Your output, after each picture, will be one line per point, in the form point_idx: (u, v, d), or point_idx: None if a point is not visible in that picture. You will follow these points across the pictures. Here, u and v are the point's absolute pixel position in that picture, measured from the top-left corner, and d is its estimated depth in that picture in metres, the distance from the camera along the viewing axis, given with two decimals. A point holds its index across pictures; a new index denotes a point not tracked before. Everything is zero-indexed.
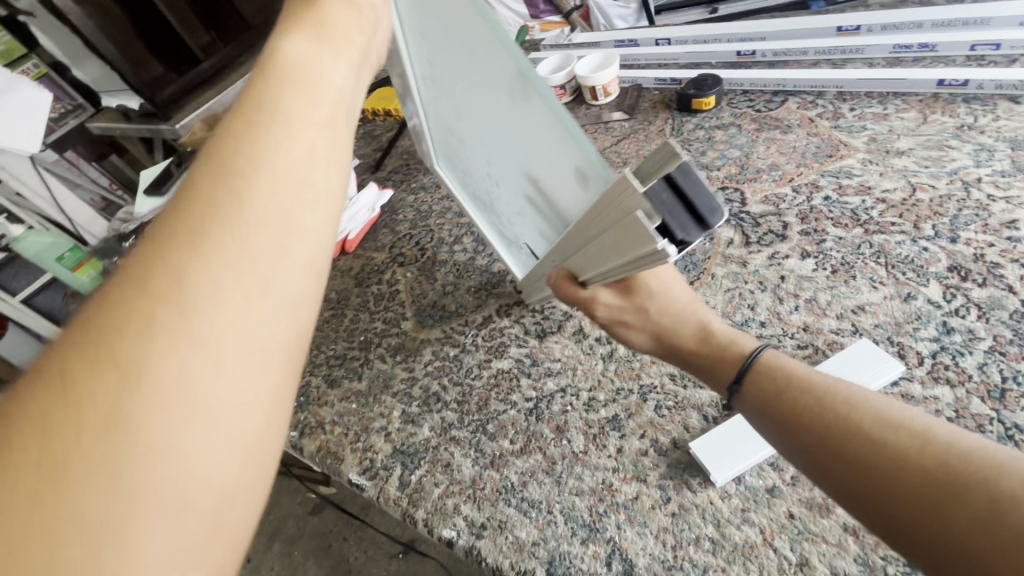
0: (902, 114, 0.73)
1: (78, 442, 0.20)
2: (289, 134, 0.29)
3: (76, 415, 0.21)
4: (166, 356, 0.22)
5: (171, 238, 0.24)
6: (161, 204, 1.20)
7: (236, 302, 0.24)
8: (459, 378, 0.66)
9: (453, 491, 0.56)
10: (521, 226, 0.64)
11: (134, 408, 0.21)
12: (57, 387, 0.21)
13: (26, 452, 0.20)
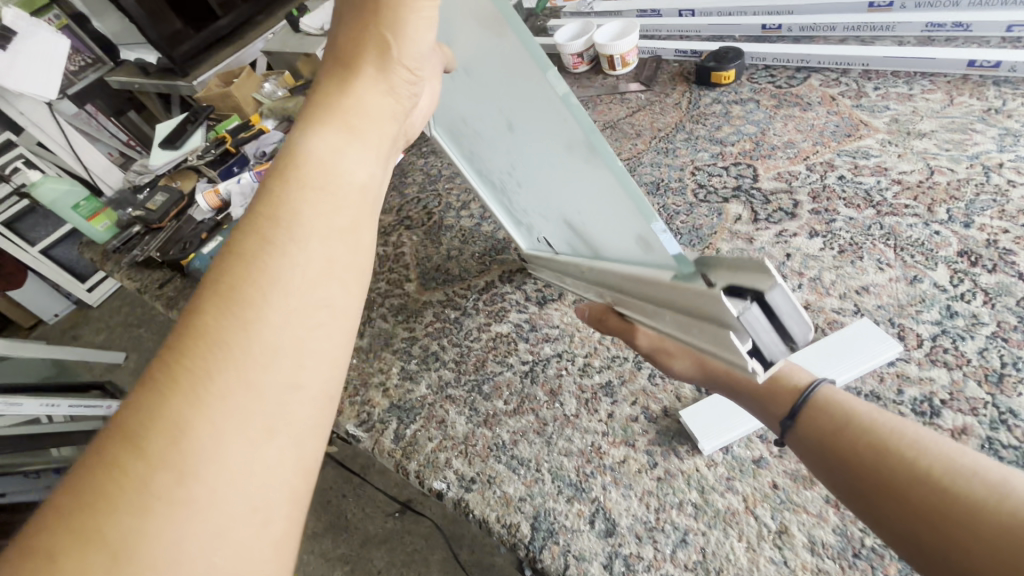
0: (927, 95, 0.70)
1: (168, 442, 0.23)
2: (348, 151, 0.31)
3: (139, 461, 0.23)
4: (220, 408, 0.24)
5: (243, 258, 0.27)
6: (175, 158, 1.21)
7: (297, 315, 0.27)
8: (458, 340, 0.67)
9: (446, 446, 0.57)
10: (540, 224, 0.61)
11: (189, 460, 0.23)
12: (124, 439, 0.23)
13: (97, 495, 0.22)
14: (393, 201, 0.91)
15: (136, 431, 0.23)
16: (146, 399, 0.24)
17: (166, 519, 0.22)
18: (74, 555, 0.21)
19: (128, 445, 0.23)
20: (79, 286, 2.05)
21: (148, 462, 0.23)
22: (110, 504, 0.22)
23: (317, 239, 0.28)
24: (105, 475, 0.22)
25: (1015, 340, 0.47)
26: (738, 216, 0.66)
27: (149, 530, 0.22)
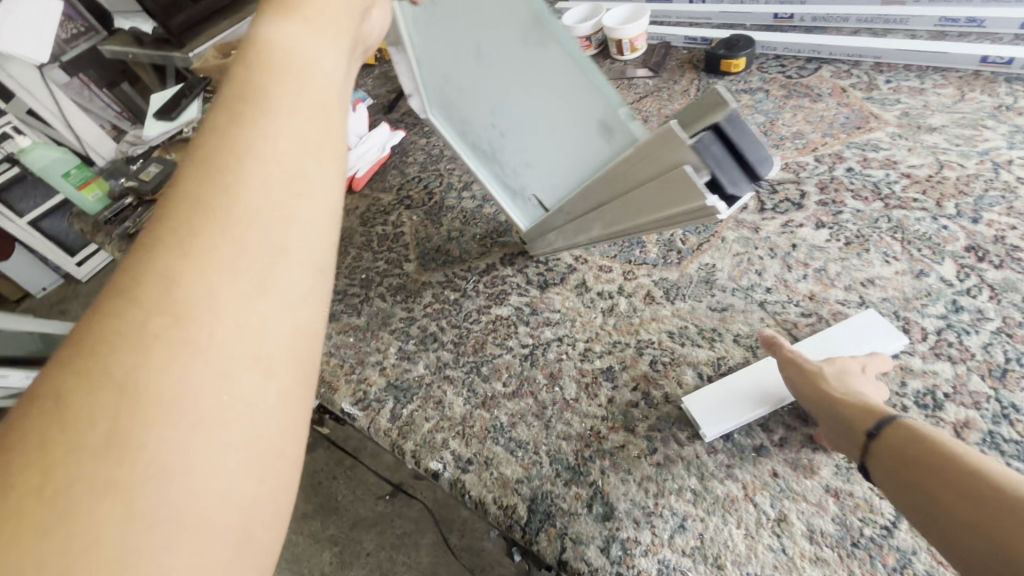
0: (938, 90, 0.70)
1: (156, 295, 0.21)
2: (311, 30, 0.28)
3: (109, 371, 0.19)
4: (200, 293, 0.21)
5: (218, 130, 0.24)
6: (170, 129, 1.18)
7: (284, 176, 0.24)
8: (457, 321, 0.66)
9: (443, 426, 0.57)
10: (535, 172, 0.62)
11: (165, 356, 0.20)
12: (85, 351, 0.20)
13: (57, 424, 0.18)
14: (394, 180, 0.89)
15: (125, 287, 0.21)
16: (131, 262, 0.22)
17: (164, 365, 0.20)
18: (68, 407, 0.19)
19: (114, 307, 0.20)
20: (68, 259, 2.01)
21: (139, 313, 0.20)
22: (107, 349, 0.20)
23: (293, 107, 0.26)
24: (93, 336, 0.20)
25: (1019, 336, 0.47)
26: (745, 205, 0.65)
27: (147, 377, 0.19)
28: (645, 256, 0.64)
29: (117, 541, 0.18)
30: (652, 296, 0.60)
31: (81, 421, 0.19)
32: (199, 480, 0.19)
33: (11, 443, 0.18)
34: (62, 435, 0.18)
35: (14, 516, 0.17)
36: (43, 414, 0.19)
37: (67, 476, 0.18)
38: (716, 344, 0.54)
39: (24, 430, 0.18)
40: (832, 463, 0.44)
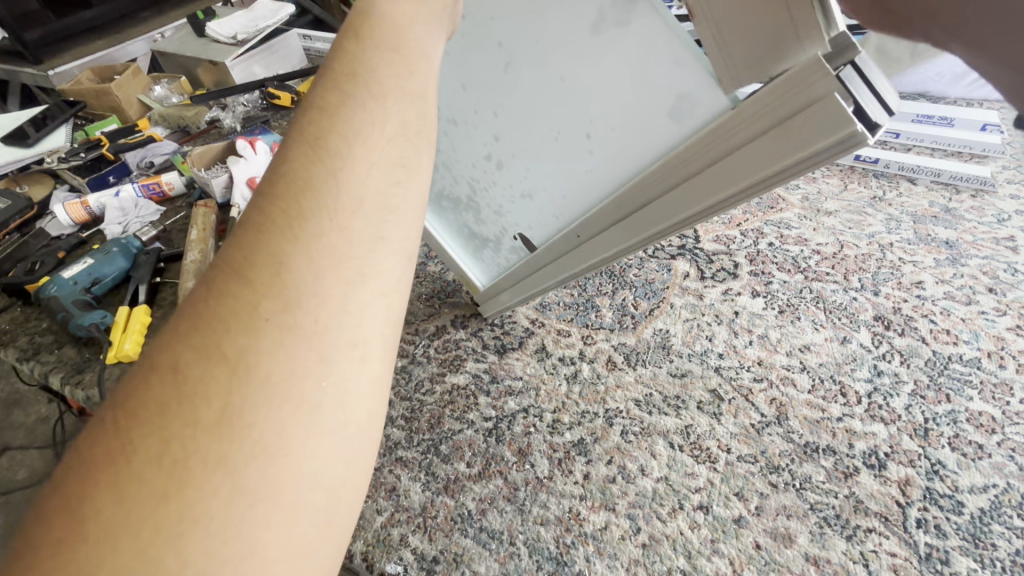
0: (825, 179, 0.82)
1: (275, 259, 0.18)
2: (421, 19, 0.27)
3: (221, 336, 0.17)
4: (306, 266, 0.18)
5: (319, 102, 0.22)
6: (22, 157, 0.98)
7: (383, 161, 0.21)
8: (407, 393, 0.59)
9: (400, 519, 0.49)
10: (519, 212, 0.53)
11: (273, 328, 0.17)
12: (202, 311, 0.17)
13: (175, 381, 0.16)
14: None
15: (236, 260, 0.18)
16: (235, 229, 0.19)
17: (286, 339, 0.17)
18: (185, 377, 0.16)
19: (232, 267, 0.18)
20: None
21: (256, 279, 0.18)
22: (222, 324, 0.17)
23: (390, 90, 0.23)
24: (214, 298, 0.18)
25: (930, 398, 0.54)
26: (686, 272, 0.69)
27: (259, 351, 0.17)
28: (602, 320, 0.64)
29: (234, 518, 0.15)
30: (614, 362, 0.60)
31: (197, 393, 0.16)
32: (303, 463, 0.16)
33: (133, 401, 0.16)
34: (183, 404, 0.16)
35: (137, 479, 0.15)
36: (161, 370, 0.16)
37: (186, 446, 0.15)
38: (682, 412, 0.55)
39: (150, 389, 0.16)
40: (807, 530, 0.46)
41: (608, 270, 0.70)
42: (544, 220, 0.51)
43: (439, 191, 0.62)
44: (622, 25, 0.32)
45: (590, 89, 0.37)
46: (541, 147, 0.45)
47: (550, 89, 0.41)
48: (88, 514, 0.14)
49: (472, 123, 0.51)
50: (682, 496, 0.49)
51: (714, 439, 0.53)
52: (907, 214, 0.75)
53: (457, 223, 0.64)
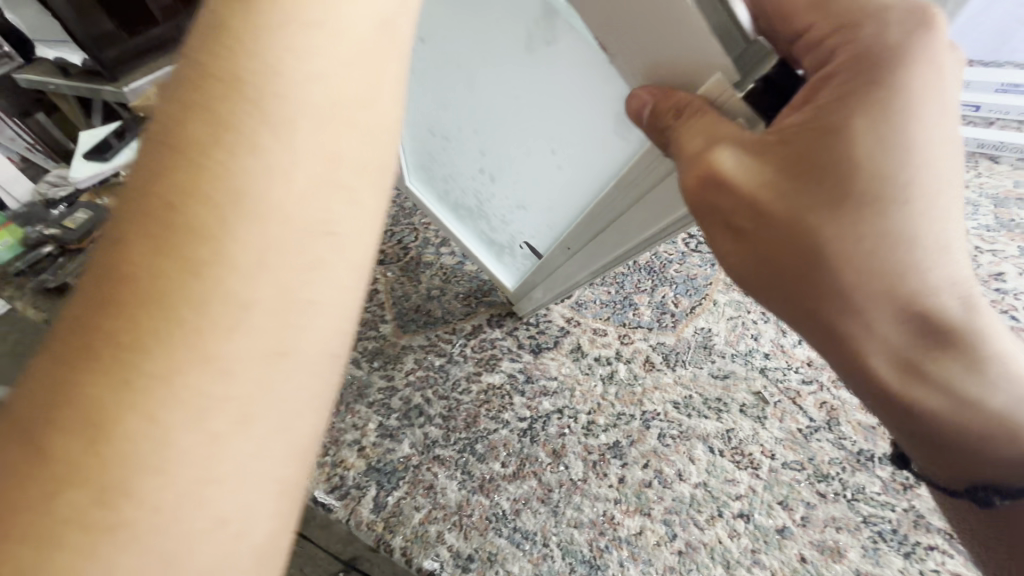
0: None
1: (197, 326, 0.20)
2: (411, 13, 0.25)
3: (124, 391, 0.19)
4: (214, 333, 0.20)
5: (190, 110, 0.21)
6: (101, 171, 1.07)
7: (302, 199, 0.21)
8: (445, 392, 0.59)
9: (437, 516, 0.50)
10: (519, 221, 0.60)
11: (179, 388, 0.19)
12: (107, 361, 0.19)
13: (82, 426, 0.19)
14: None
15: (142, 301, 0.20)
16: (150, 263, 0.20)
17: (167, 406, 0.19)
18: (94, 424, 0.19)
19: (136, 337, 0.19)
20: None
21: (191, 353, 0.20)
22: (126, 379, 0.19)
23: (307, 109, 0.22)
24: (98, 360, 0.19)
25: None
26: None
27: (161, 408, 0.19)
28: (640, 319, 0.62)
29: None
30: (652, 362, 0.58)
31: (100, 438, 0.19)
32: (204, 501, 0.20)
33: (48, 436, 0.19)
34: (94, 446, 0.19)
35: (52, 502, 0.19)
36: (69, 414, 0.19)
37: (88, 480, 0.19)
38: (723, 415, 0.53)
39: (47, 457, 0.19)
40: (858, 544, 0.45)
41: (647, 265, 0.66)
42: (542, 226, 0.57)
43: (457, 202, 0.70)
44: (550, 43, 0.38)
45: (553, 109, 0.43)
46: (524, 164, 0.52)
47: (516, 109, 0.47)
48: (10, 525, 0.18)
49: (462, 143, 0.60)
50: (721, 503, 0.48)
51: (757, 444, 0.51)
52: (988, 196, 0.68)
53: (478, 232, 0.70)
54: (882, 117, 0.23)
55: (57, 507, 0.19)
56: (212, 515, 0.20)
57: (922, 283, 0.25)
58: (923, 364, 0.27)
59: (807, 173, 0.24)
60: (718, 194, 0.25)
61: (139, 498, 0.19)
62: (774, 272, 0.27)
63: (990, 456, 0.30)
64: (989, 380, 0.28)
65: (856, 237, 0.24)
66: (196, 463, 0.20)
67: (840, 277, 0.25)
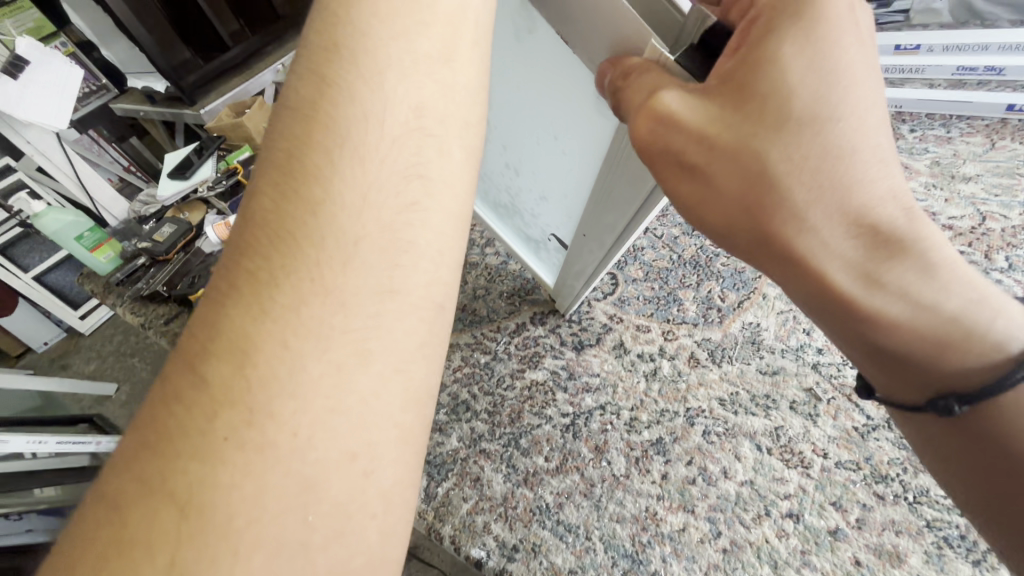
0: (966, 139, 0.68)
1: (317, 278, 0.25)
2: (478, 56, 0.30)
3: (262, 310, 0.24)
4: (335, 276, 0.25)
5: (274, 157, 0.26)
6: (184, 188, 1.18)
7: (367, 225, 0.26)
8: (490, 388, 0.60)
9: (483, 507, 0.52)
10: (545, 212, 0.61)
11: (306, 315, 0.24)
12: (251, 292, 0.24)
13: (233, 351, 0.23)
14: None
15: (272, 259, 0.25)
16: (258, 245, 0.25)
17: (296, 329, 0.24)
18: (250, 343, 0.24)
19: (274, 284, 0.24)
20: (72, 313, 1.72)
21: (314, 301, 0.24)
22: (263, 304, 0.24)
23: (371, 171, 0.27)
24: (250, 305, 0.24)
25: None
26: None
27: (294, 332, 0.24)
28: (685, 314, 0.61)
29: (259, 485, 0.22)
30: (696, 358, 0.57)
31: (249, 358, 0.23)
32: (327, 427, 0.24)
33: (212, 362, 0.23)
34: (246, 363, 0.23)
35: (212, 419, 0.23)
36: (224, 341, 0.24)
37: (242, 392, 0.23)
38: (772, 412, 0.52)
39: (210, 382, 0.23)
40: (921, 550, 0.44)
41: (692, 260, 0.65)
42: (560, 216, 0.58)
43: (492, 202, 0.72)
44: (546, 42, 0.40)
45: (559, 105, 0.45)
46: (539, 152, 0.54)
47: (531, 103, 0.49)
48: (180, 437, 0.22)
49: (490, 140, 0.62)
50: (769, 502, 0.48)
51: (808, 442, 0.50)
52: None
53: (516, 230, 0.71)
54: (806, 38, 0.25)
55: (219, 425, 0.23)
56: (339, 444, 0.24)
57: (861, 183, 0.26)
58: (866, 262, 0.26)
59: (736, 86, 0.25)
60: (658, 118, 0.26)
61: (280, 418, 0.23)
62: (723, 197, 0.26)
63: (949, 369, 0.28)
64: (939, 280, 0.27)
65: (790, 141, 0.25)
66: (321, 392, 0.24)
67: (780, 178, 0.25)
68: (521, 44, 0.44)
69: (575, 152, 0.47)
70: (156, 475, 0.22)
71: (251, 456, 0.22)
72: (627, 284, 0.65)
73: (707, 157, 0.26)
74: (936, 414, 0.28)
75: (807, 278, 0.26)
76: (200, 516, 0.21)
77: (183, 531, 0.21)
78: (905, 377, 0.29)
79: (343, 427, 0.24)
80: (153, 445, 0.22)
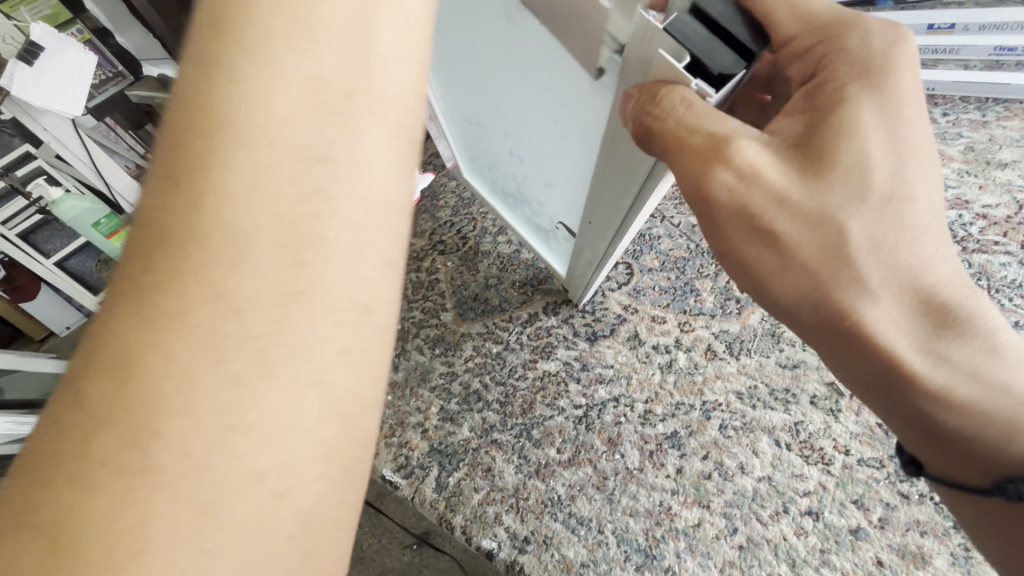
0: (1002, 124, 0.65)
1: (202, 280, 0.24)
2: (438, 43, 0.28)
3: (208, 286, 0.24)
4: (280, 263, 0.25)
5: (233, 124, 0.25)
6: None
7: (290, 202, 0.25)
8: (502, 377, 0.59)
9: (494, 498, 0.51)
10: (551, 200, 0.60)
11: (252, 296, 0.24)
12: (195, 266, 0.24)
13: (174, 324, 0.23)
14: (422, 223, 0.74)
15: (216, 240, 0.24)
16: (193, 225, 0.24)
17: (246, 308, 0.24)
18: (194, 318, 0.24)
19: (161, 284, 0.24)
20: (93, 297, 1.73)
21: (201, 309, 0.24)
22: (207, 279, 0.24)
23: (324, 143, 0.25)
24: (131, 321, 0.23)
25: None
26: None
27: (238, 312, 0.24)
28: (702, 305, 0.58)
29: (142, 513, 0.22)
30: (714, 351, 0.56)
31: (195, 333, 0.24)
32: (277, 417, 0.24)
33: (151, 329, 0.23)
34: (193, 336, 0.24)
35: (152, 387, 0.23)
36: (168, 312, 0.24)
37: (187, 366, 0.23)
38: (791, 407, 0.51)
39: (87, 402, 0.23)
40: (946, 551, 0.44)
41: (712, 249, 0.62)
42: (566, 204, 0.57)
43: (500, 191, 0.71)
44: (533, 24, 0.39)
45: (554, 91, 0.44)
46: (541, 138, 0.53)
47: (528, 89, 0.48)
48: (120, 404, 0.23)
49: (493, 125, 0.60)
50: (787, 499, 0.47)
51: (829, 439, 0.49)
52: None
53: (526, 218, 0.70)
54: (881, 108, 0.29)
55: (97, 449, 0.22)
56: (248, 462, 0.23)
57: (937, 266, 0.29)
58: (944, 345, 0.30)
59: (821, 170, 0.29)
60: (751, 191, 0.29)
61: (168, 440, 0.23)
62: (796, 273, 0.30)
63: (1018, 453, 0.31)
64: (1005, 363, 0.31)
65: (876, 227, 0.29)
66: (220, 406, 0.23)
67: (867, 264, 0.29)
68: (510, 25, 0.43)
69: (576, 140, 0.46)
70: (93, 438, 0.23)
71: (133, 481, 0.22)
72: (642, 274, 0.62)
73: (792, 234, 0.29)
74: (1004, 496, 0.32)
75: (889, 360, 0.30)
76: (72, 549, 0.21)
77: (117, 490, 0.22)
78: (966, 462, 0.32)
79: (241, 446, 0.23)
80: (32, 471, 0.23)
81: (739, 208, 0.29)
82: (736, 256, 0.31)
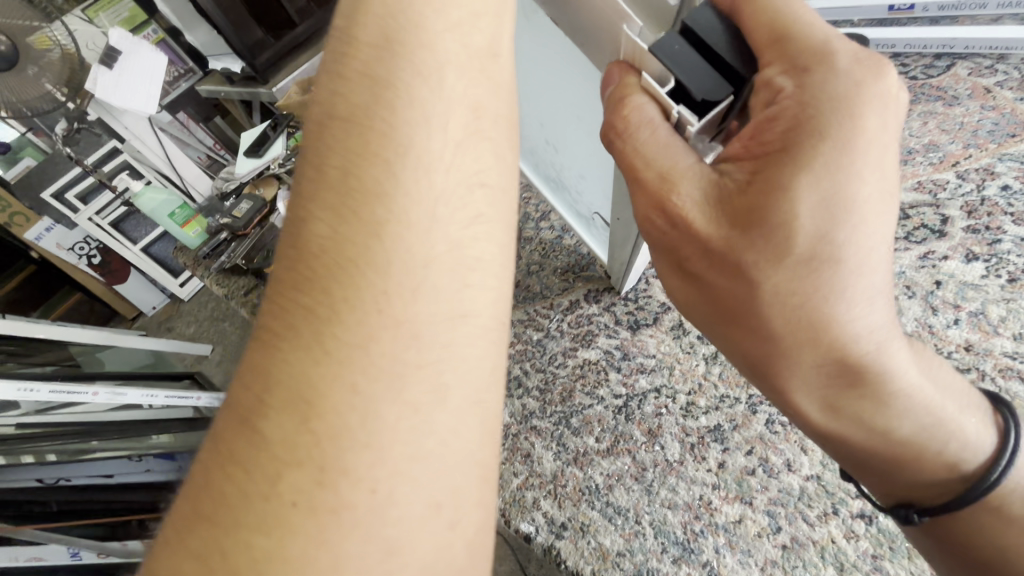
0: None
1: (386, 310, 0.26)
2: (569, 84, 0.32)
3: (398, 331, 0.26)
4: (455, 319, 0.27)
5: (366, 145, 0.28)
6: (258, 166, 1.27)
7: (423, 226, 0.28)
8: (542, 365, 0.59)
9: (533, 483, 0.52)
10: (587, 190, 0.57)
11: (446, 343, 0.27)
12: (380, 311, 0.26)
13: (363, 372, 0.25)
14: None
15: (412, 285, 0.27)
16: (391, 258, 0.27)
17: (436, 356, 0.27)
18: (381, 367, 0.26)
19: (337, 328, 0.26)
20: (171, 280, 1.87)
21: (384, 337, 0.26)
22: (394, 327, 0.26)
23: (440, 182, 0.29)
24: (310, 351, 0.25)
25: None
26: None
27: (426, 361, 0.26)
28: None
29: (337, 555, 0.24)
30: None
31: (389, 380, 0.26)
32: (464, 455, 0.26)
33: (340, 374, 0.25)
34: (388, 386, 0.26)
35: (339, 443, 0.25)
36: (363, 356, 0.26)
37: (373, 420, 0.25)
38: None
39: (270, 442, 0.25)
40: None
41: None
42: (598, 194, 0.55)
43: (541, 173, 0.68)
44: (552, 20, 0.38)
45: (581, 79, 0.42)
46: (571, 125, 0.51)
47: (558, 77, 0.47)
48: (306, 460, 0.25)
49: (527, 113, 0.59)
50: (837, 500, 0.45)
51: None
52: None
53: (567, 204, 0.66)
54: (822, 176, 0.27)
55: (286, 489, 0.24)
56: (423, 496, 0.25)
57: (840, 320, 0.29)
58: (836, 398, 0.31)
59: (751, 227, 0.29)
60: (680, 236, 0.31)
61: (356, 476, 0.24)
62: (712, 299, 0.32)
63: (907, 475, 0.34)
64: (894, 411, 0.31)
65: (791, 290, 0.29)
66: (400, 441, 0.25)
67: (771, 314, 0.29)
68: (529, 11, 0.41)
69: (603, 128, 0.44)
70: (279, 493, 0.24)
71: (326, 519, 0.24)
72: None
73: (710, 275, 0.31)
74: (898, 518, 0.35)
75: (775, 391, 0.32)
76: None
77: (310, 550, 0.23)
78: (871, 471, 0.35)
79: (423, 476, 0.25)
80: (210, 513, 0.24)
81: (672, 245, 0.31)
82: (667, 284, 0.35)
